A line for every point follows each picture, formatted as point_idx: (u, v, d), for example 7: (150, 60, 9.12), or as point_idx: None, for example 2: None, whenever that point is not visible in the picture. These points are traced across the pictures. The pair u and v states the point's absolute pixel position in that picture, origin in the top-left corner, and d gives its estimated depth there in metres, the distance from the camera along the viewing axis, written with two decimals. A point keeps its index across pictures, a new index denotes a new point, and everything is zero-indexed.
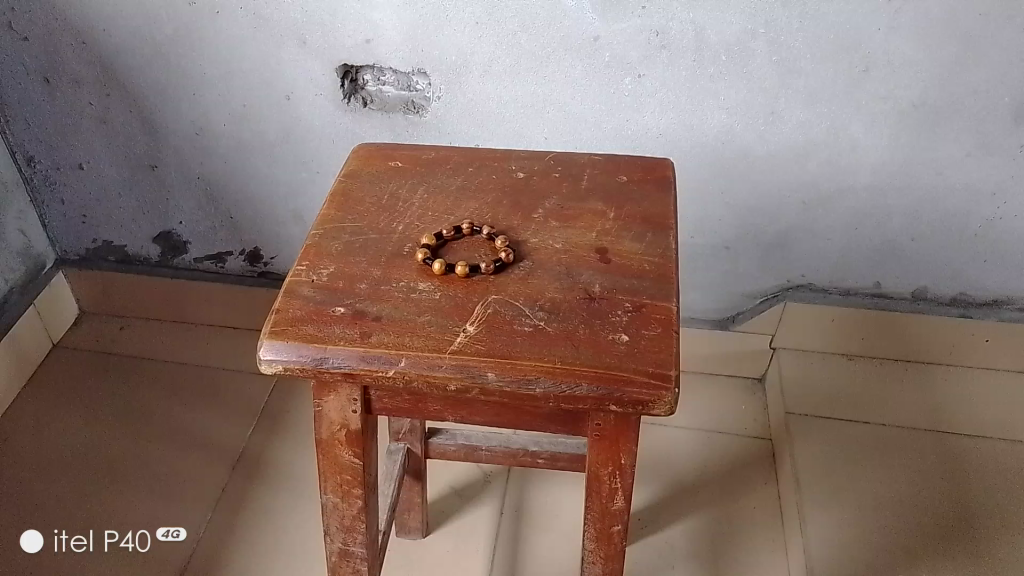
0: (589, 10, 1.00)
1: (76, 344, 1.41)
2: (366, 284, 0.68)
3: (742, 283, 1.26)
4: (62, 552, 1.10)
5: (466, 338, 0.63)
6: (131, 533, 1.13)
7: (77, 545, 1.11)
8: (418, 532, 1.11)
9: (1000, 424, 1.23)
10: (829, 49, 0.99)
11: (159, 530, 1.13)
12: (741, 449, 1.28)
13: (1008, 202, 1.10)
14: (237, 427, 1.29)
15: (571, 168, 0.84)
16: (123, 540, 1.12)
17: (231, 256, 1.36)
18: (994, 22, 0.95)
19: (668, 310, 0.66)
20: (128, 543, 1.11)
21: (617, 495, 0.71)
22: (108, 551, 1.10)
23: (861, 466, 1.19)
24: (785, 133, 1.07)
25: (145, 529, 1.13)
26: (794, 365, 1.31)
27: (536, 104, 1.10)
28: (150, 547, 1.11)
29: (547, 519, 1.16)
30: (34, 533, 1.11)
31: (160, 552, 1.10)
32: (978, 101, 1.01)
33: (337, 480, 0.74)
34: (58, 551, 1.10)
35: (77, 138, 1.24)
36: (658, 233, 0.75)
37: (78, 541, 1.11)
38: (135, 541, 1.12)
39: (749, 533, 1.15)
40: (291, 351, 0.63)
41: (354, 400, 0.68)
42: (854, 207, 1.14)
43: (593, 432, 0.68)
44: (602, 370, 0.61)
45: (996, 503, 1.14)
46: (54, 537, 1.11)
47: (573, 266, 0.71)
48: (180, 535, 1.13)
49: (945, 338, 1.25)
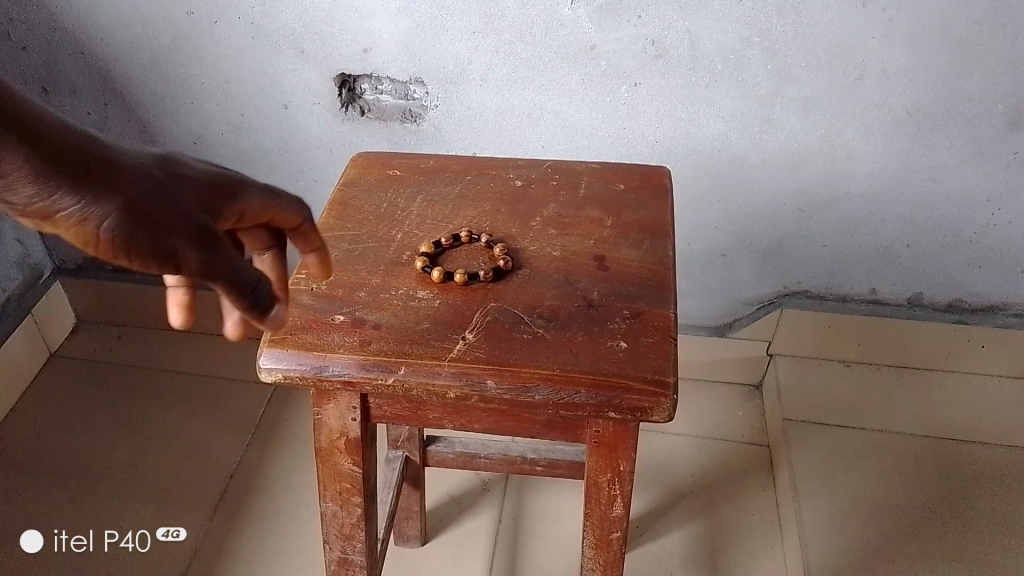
0: (586, 19, 1.01)
1: (73, 352, 1.41)
2: (365, 292, 0.69)
3: (739, 290, 1.27)
4: (62, 551, 1.11)
5: (465, 346, 0.64)
6: (131, 533, 1.13)
7: (77, 545, 1.11)
8: (416, 540, 1.11)
9: (997, 428, 1.24)
10: (823, 58, 1.00)
11: (158, 530, 1.14)
12: (738, 455, 1.28)
13: (1002, 209, 1.10)
14: (235, 435, 1.28)
15: (569, 177, 0.84)
16: (123, 540, 1.12)
17: None
18: (988, 31, 0.95)
19: (667, 317, 0.67)
20: (128, 543, 1.12)
21: (617, 501, 0.72)
22: (108, 550, 1.11)
23: (858, 472, 1.19)
24: (780, 140, 1.08)
25: (145, 529, 1.14)
26: (791, 372, 1.31)
27: (532, 113, 1.10)
28: (150, 547, 1.12)
29: (546, 526, 1.16)
30: (34, 533, 1.12)
31: (159, 552, 1.11)
32: (972, 109, 1.02)
33: (336, 488, 0.74)
34: (58, 550, 1.11)
35: None
36: (656, 240, 0.75)
37: (78, 540, 1.12)
38: (135, 541, 1.12)
39: (748, 539, 1.16)
40: (290, 359, 0.63)
41: (354, 407, 0.69)
42: (849, 214, 1.14)
43: (593, 438, 0.68)
44: (601, 377, 0.61)
45: (994, 509, 1.14)
46: (54, 537, 1.12)
47: (571, 274, 0.71)
48: (180, 535, 1.13)
49: (941, 342, 1.26)
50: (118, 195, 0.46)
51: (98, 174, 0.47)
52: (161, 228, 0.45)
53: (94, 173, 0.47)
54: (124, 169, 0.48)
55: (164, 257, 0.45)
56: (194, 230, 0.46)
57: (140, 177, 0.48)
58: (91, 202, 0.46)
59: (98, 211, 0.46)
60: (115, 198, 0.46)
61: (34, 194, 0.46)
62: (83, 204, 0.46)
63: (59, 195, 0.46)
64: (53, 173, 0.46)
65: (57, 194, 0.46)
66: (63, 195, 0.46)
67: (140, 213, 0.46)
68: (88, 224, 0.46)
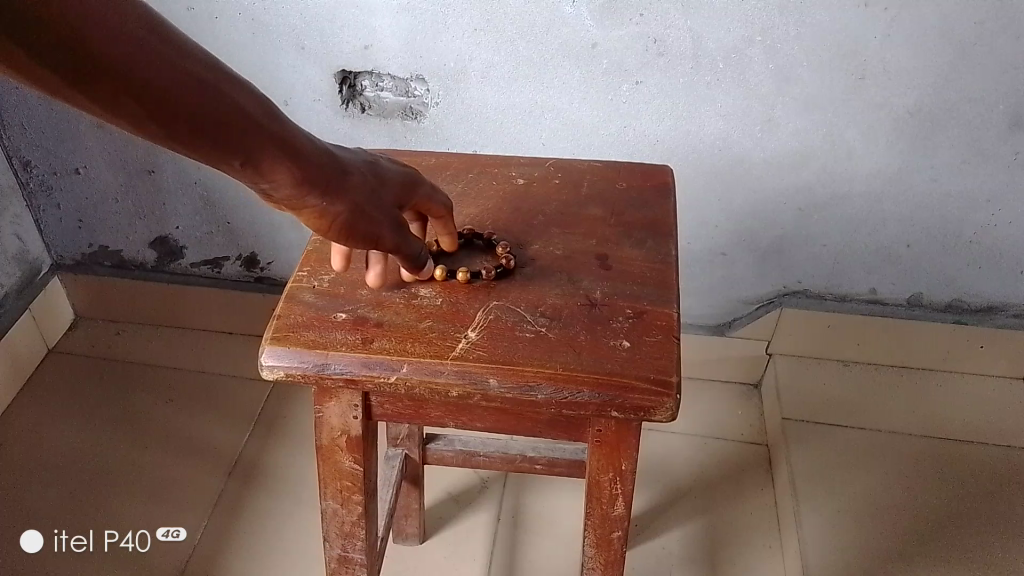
0: (587, 17, 1.01)
1: (71, 348, 1.41)
2: (367, 290, 0.68)
3: (739, 289, 1.27)
4: (62, 552, 1.11)
5: (467, 344, 0.63)
6: (131, 534, 1.13)
7: (77, 545, 1.11)
8: (415, 538, 1.11)
9: (995, 428, 1.24)
10: (825, 57, 1.00)
11: (158, 531, 1.13)
12: (736, 454, 1.28)
13: (1002, 209, 1.10)
14: (234, 431, 1.28)
15: (571, 175, 0.84)
16: (123, 540, 1.12)
17: (228, 261, 1.36)
18: (989, 31, 0.95)
19: (669, 316, 0.67)
20: (128, 544, 1.12)
21: (617, 501, 0.71)
22: (108, 551, 1.11)
23: (857, 471, 1.19)
24: (781, 139, 1.08)
25: (145, 529, 1.14)
26: (790, 371, 1.31)
27: (534, 111, 1.10)
28: (150, 547, 1.12)
29: (545, 524, 1.16)
30: (34, 533, 1.12)
31: (159, 553, 1.11)
32: (973, 109, 1.02)
33: (337, 486, 0.74)
34: (58, 551, 1.10)
35: (74, 143, 1.23)
36: (658, 239, 0.75)
37: (77, 541, 1.11)
38: (135, 541, 1.12)
39: (746, 538, 1.16)
40: (292, 357, 0.63)
41: (355, 405, 0.69)
42: (849, 214, 1.14)
43: (594, 438, 0.68)
44: (603, 376, 0.61)
45: (991, 509, 1.14)
46: (54, 537, 1.12)
47: (573, 272, 0.71)
48: (180, 535, 1.13)
49: (940, 342, 1.26)
50: (348, 197, 0.55)
51: (335, 182, 0.54)
52: (376, 224, 0.58)
53: (334, 178, 0.54)
54: (346, 172, 0.56)
55: (370, 242, 0.58)
56: (389, 217, 0.59)
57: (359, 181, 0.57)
58: (331, 202, 0.54)
59: (342, 215, 0.56)
60: (349, 203, 0.56)
61: (289, 194, 0.53)
62: (332, 208, 0.55)
63: (309, 197, 0.53)
64: (311, 181, 0.53)
65: (306, 197, 0.53)
66: (317, 201, 0.54)
67: (364, 214, 0.57)
68: (327, 221, 0.55)
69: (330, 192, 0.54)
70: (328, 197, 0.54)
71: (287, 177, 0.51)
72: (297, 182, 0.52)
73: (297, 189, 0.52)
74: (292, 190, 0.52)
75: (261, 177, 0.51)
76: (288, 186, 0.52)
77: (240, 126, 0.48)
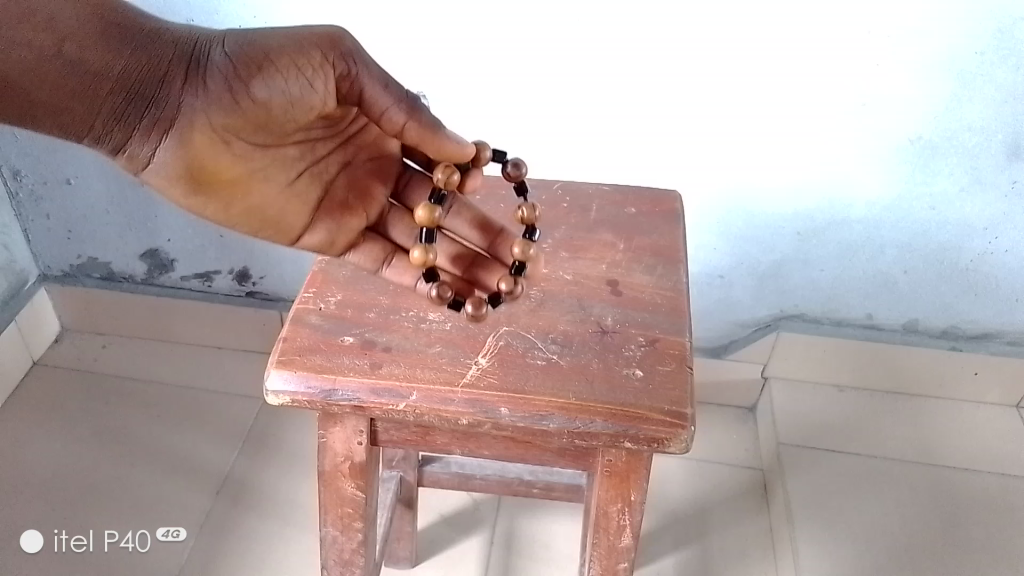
0: (591, 40, 1.00)
1: (55, 361, 1.38)
2: (375, 312, 0.68)
3: (737, 312, 1.26)
4: (63, 551, 1.10)
5: (477, 371, 0.63)
6: (131, 533, 1.13)
7: (77, 545, 1.10)
8: (407, 562, 1.09)
9: (991, 456, 1.24)
10: (827, 86, 1.00)
11: (159, 530, 1.13)
12: (733, 477, 1.27)
13: (1000, 238, 1.11)
14: (223, 448, 1.26)
15: (580, 199, 0.83)
16: (123, 540, 1.12)
17: (219, 274, 1.33)
18: (990, 62, 0.96)
19: (682, 345, 0.66)
20: (128, 544, 1.11)
21: (626, 532, 0.70)
22: (108, 551, 1.10)
23: (853, 498, 1.19)
24: (778, 165, 1.08)
25: (145, 529, 1.13)
26: (785, 395, 1.31)
27: (537, 130, 1.09)
28: (150, 547, 1.11)
29: (537, 549, 1.14)
30: (35, 533, 1.11)
31: (155, 555, 1.10)
32: (973, 138, 1.02)
33: (338, 513, 0.72)
34: (59, 550, 1.10)
35: (65, 153, 1.20)
36: (669, 266, 0.74)
37: (78, 541, 1.11)
38: (134, 541, 1.12)
39: (740, 564, 1.15)
40: (299, 382, 0.62)
41: (360, 431, 0.67)
42: (848, 240, 1.14)
43: (604, 467, 0.67)
44: (617, 408, 0.60)
45: (984, 538, 1.15)
46: (53, 537, 1.11)
47: (584, 298, 0.70)
48: (181, 535, 1.13)
49: (935, 369, 1.27)
50: (164, 62, 0.65)
51: (126, 52, 0.65)
52: (325, 92, 0.66)
53: (125, 49, 0.65)
54: (153, 48, 0.65)
55: (240, 90, 0.65)
56: (255, 65, 0.64)
57: (176, 47, 0.66)
58: (131, 63, 0.65)
59: (259, 98, 0.65)
60: (163, 70, 0.65)
61: (90, 74, 0.63)
62: (244, 93, 0.65)
63: (108, 67, 0.64)
64: (95, 55, 0.64)
65: (107, 68, 0.64)
66: (212, 87, 0.64)
67: (258, 77, 0.64)
68: (246, 117, 0.65)
69: (234, 70, 0.64)
70: (231, 72, 0.64)
71: (134, 69, 0.65)
72: (154, 74, 0.65)
73: (169, 85, 0.64)
74: (162, 86, 0.64)
75: (61, 91, 0.63)
76: (149, 86, 0.64)
77: (44, 61, 0.61)
